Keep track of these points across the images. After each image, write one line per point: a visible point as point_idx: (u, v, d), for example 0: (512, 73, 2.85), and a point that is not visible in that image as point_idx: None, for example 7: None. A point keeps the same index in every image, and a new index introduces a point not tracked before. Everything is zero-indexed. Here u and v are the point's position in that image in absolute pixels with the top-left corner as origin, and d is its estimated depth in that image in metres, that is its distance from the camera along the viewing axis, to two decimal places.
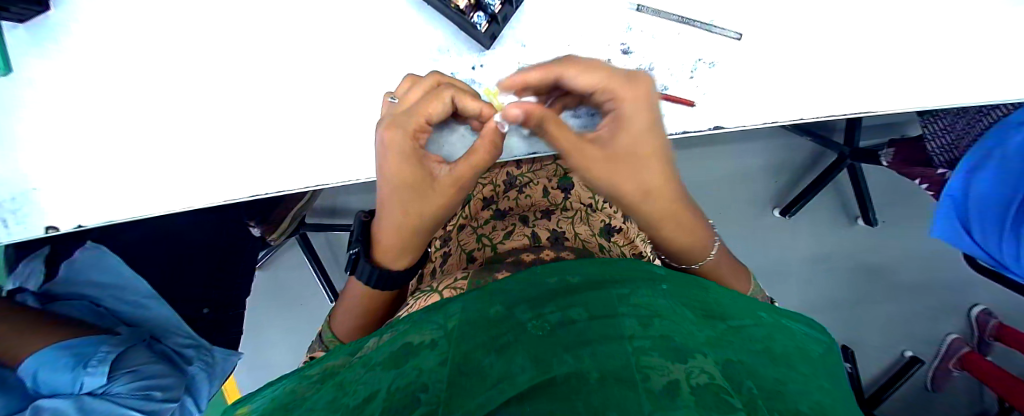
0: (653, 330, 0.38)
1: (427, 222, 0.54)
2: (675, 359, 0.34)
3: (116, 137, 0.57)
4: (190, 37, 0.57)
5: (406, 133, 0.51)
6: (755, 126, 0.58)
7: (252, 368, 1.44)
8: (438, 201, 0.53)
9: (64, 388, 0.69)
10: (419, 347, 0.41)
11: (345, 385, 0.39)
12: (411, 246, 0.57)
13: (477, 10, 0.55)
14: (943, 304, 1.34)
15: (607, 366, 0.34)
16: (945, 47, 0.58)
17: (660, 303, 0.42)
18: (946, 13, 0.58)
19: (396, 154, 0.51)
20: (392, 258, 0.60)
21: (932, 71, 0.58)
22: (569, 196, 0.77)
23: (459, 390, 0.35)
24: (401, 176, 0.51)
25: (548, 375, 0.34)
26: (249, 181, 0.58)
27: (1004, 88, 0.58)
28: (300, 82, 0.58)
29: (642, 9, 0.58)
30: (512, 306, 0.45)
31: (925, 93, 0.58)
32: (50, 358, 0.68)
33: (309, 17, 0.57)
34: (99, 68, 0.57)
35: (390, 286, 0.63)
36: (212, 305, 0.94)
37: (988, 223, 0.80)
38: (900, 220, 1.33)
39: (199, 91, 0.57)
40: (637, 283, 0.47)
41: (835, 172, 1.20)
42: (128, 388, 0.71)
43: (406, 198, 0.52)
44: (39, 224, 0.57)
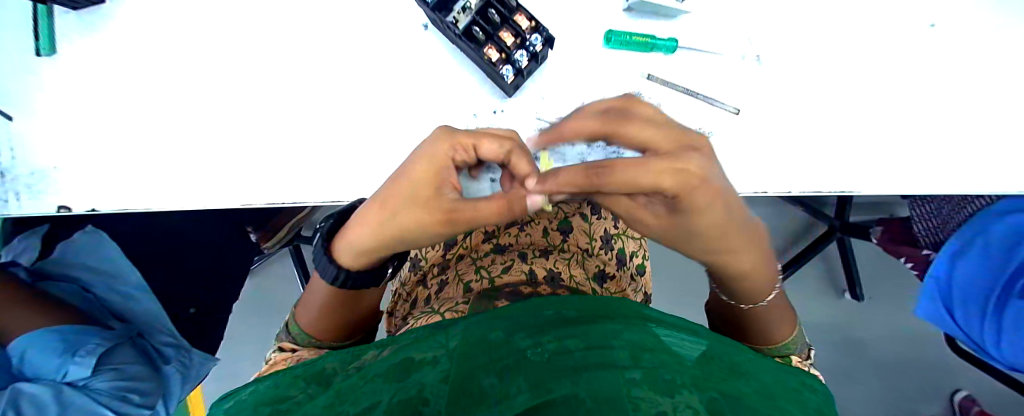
0: (643, 364, 0.39)
1: (393, 229, 0.48)
2: (663, 393, 0.34)
3: (142, 126, 0.59)
4: (234, 44, 0.60)
5: (446, 153, 0.48)
6: (771, 194, 0.57)
7: (219, 378, 1.38)
8: (417, 216, 0.47)
9: (47, 373, 0.68)
10: (421, 363, 0.43)
11: (344, 391, 0.40)
12: (366, 249, 0.51)
13: (506, 63, 0.55)
14: (928, 387, 1.34)
15: (600, 391, 0.35)
16: (953, 130, 0.59)
17: (648, 341, 0.44)
18: (956, 95, 0.59)
19: (429, 159, 0.47)
20: (353, 257, 0.53)
21: (939, 152, 0.59)
22: (567, 240, 0.78)
23: (457, 406, 0.36)
24: (415, 174, 0.47)
25: (546, 396, 0.35)
26: (266, 184, 0.60)
27: (1004, 177, 0.60)
28: (332, 99, 0.60)
29: (652, 79, 0.58)
30: (512, 333, 0.47)
31: (932, 173, 0.59)
32: (41, 340, 0.68)
33: (349, 41, 0.61)
34: (140, 59, 0.59)
35: (355, 285, 0.56)
36: (200, 305, 0.93)
37: (971, 308, 0.82)
38: (886, 298, 1.36)
39: (231, 93, 0.60)
40: (628, 321, 0.49)
41: (824, 244, 1.22)
42: (108, 386, 0.70)
43: (401, 194, 0.47)
44: (50, 202, 0.57)
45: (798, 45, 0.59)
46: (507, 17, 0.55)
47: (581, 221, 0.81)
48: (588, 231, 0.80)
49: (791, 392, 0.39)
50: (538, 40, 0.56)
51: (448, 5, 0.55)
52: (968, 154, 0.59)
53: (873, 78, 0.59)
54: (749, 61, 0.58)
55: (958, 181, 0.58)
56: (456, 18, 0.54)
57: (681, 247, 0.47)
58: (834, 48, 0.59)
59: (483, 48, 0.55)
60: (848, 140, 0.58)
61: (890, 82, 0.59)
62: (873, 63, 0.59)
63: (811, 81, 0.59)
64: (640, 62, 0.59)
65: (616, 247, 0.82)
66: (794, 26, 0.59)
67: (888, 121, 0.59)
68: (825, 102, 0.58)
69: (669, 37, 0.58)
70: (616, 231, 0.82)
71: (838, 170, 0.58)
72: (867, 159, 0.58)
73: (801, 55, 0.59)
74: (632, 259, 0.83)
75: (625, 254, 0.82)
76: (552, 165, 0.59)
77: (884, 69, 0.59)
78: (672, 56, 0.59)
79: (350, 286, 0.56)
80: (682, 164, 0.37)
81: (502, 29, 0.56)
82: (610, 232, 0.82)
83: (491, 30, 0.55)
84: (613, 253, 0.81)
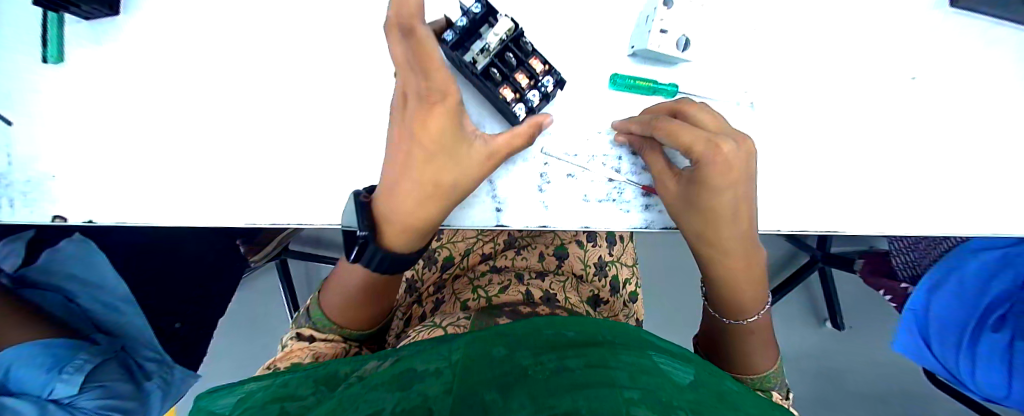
0: (640, 383, 0.40)
1: (456, 188, 0.51)
2: (660, 409, 0.36)
3: (146, 138, 0.58)
4: (243, 60, 0.60)
5: (450, 109, 0.44)
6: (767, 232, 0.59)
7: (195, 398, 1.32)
8: (470, 165, 0.50)
9: (32, 389, 0.66)
10: (422, 375, 0.44)
11: (346, 400, 0.41)
12: (423, 224, 0.52)
13: (518, 100, 0.56)
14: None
15: (600, 406, 0.36)
16: (933, 172, 0.62)
17: (647, 363, 0.45)
18: (936, 139, 0.63)
19: (442, 124, 0.45)
20: (397, 232, 0.52)
21: (922, 192, 0.62)
22: (562, 265, 0.80)
23: (460, 413, 0.37)
24: (436, 141, 0.47)
25: (550, 410, 0.35)
26: (268, 202, 0.59)
27: (983, 217, 0.62)
28: (340, 118, 0.60)
29: None
30: (514, 350, 0.48)
31: (915, 212, 0.62)
32: (24, 357, 0.66)
33: (359, 63, 0.61)
34: (148, 71, 0.59)
35: (399, 268, 0.56)
36: (185, 320, 0.92)
37: (947, 340, 0.85)
38: (864, 327, 1.40)
39: (237, 109, 0.59)
40: (627, 344, 0.50)
41: (806, 273, 1.27)
42: (93, 405, 0.69)
43: (440, 161, 0.48)
44: (46, 211, 0.57)
45: (791, 89, 0.62)
46: (521, 59, 0.55)
47: (578, 248, 0.82)
48: (583, 257, 0.82)
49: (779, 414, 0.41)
50: (550, 81, 0.56)
51: (465, 46, 0.55)
52: (944, 199, 0.62)
53: (860, 123, 0.62)
54: (742, 107, 0.61)
55: (935, 227, 0.62)
56: (474, 60, 0.54)
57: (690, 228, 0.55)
58: (824, 94, 0.62)
59: (497, 87, 0.55)
60: (836, 181, 0.61)
61: (876, 127, 0.62)
62: (860, 109, 0.62)
63: (803, 123, 0.62)
64: (640, 106, 0.61)
65: (610, 273, 0.83)
66: (788, 72, 0.62)
67: (874, 164, 0.62)
68: (816, 143, 0.61)
69: (669, 81, 0.62)
70: (610, 258, 0.84)
71: (826, 208, 0.61)
72: (853, 200, 0.61)
73: (794, 99, 0.62)
74: (626, 286, 0.84)
75: (619, 281, 0.83)
76: (558, 196, 0.59)
77: (870, 115, 0.62)
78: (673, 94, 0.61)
79: (393, 269, 0.56)
80: (715, 139, 0.47)
81: (515, 70, 0.55)
82: (605, 259, 0.84)
83: (505, 71, 0.55)
84: (607, 280, 0.83)
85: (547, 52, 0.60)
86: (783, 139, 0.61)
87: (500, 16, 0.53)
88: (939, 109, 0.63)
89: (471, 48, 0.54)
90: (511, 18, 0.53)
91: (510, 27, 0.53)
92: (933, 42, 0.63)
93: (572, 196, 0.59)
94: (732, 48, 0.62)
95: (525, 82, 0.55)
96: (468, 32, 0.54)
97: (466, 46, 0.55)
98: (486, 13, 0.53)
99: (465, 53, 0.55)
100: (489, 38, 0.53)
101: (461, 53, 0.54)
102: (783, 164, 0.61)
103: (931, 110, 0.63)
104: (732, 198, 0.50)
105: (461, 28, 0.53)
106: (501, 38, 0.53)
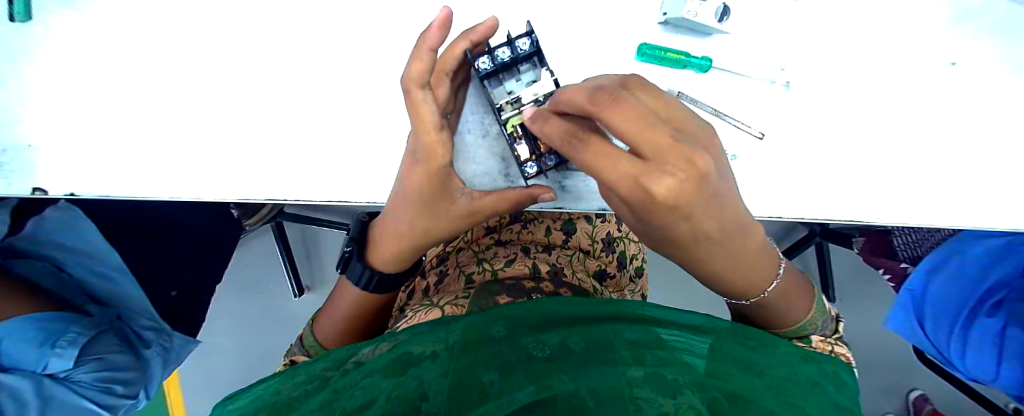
0: (645, 366, 0.40)
1: (432, 237, 0.55)
2: (665, 395, 0.36)
3: (129, 107, 0.54)
4: (231, 21, 0.55)
5: (426, 171, 0.48)
6: (786, 219, 0.59)
7: (198, 359, 1.33)
8: (447, 221, 0.53)
9: (25, 364, 0.66)
10: (419, 358, 0.43)
11: (342, 388, 0.39)
12: (407, 255, 0.58)
13: (531, 162, 0.52)
14: (889, 384, 1.38)
15: (604, 394, 0.36)
16: (964, 162, 0.59)
17: (649, 341, 0.45)
18: (971, 126, 0.59)
19: (418, 184, 0.49)
20: (378, 255, 0.60)
21: (947, 182, 0.59)
22: (568, 240, 0.78)
23: (459, 402, 0.37)
24: (418, 196, 0.50)
25: (550, 391, 0.37)
26: (262, 179, 0.56)
27: (1013, 211, 0.60)
28: (338, 87, 0.56)
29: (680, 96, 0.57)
30: (515, 328, 0.48)
31: (937, 203, 0.59)
32: (15, 332, 0.65)
33: (358, 27, 0.56)
34: (127, 33, 0.54)
35: (385, 290, 0.63)
36: (181, 289, 0.91)
37: (941, 322, 0.87)
38: (858, 299, 1.39)
39: (226, 78, 0.55)
40: (628, 321, 0.50)
41: (804, 247, 1.27)
42: (91, 378, 0.70)
43: (420, 214, 0.52)
44: (26, 184, 0.53)
45: (815, 68, 0.59)
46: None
47: (585, 224, 0.80)
48: (590, 233, 0.80)
49: (782, 391, 0.42)
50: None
51: (498, 77, 0.50)
52: (979, 189, 0.60)
53: (887, 105, 0.59)
54: (777, 86, 0.59)
55: (959, 216, 0.59)
56: (501, 105, 0.50)
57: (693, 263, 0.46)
58: (851, 73, 0.59)
59: (514, 142, 0.51)
60: (855, 167, 0.59)
61: (904, 110, 0.59)
62: (893, 93, 0.59)
63: (825, 105, 0.59)
64: (669, 79, 0.57)
65: (618, 249, 0.82)
66: (814, 49, 0.59)
67: (898, 149, 0.59)
68: (837, 127, 0.59)
69: (703, 54, 0.58)
70: (618, 234, 0.82)
71: (842, 196, 0.59)
72: (872, 187, 0.59)
73: (818, 79, 0.59)
74: (632, 262, 0.83)
75: (626, 257, 0.82)
76: (574, 178, 0.57)
77: (899, 97, 0.59)
78: (694, 69, 0.57)
79: (377, 291, 0.63)
80: (643, 179, 0.33)
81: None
82: (613, 235, 0.82)
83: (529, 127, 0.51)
84: (615, 255, 0.81)
85: (563, 25, 0.56)
86: (802, 122, 0.59)
87: (545, 71, 0.49)
88: (978, 92, 0.59)
89: (503, 84, 0.51)
90: (555, 80, 0.49)
91: (552, 91, 0.49)
92: (978, 20, 0.59)
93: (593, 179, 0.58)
94: (756, 23, 0.58)
95: (546, 146, 0.51)
96: (507, 67, 0.49)
97: (499, 79, 0.51)
98: (534, 53, 0.49)
99: (495, 86, 0.51)
100: (526, 94, 0.49)
101: (492, 83, 0.51)
102: (799, 150, 0.59)
103: (969, 92, 0.59)
104: (683, 229, 0.38)
105: (502, 60, 0.48)
106: (539, 97, 0.49)
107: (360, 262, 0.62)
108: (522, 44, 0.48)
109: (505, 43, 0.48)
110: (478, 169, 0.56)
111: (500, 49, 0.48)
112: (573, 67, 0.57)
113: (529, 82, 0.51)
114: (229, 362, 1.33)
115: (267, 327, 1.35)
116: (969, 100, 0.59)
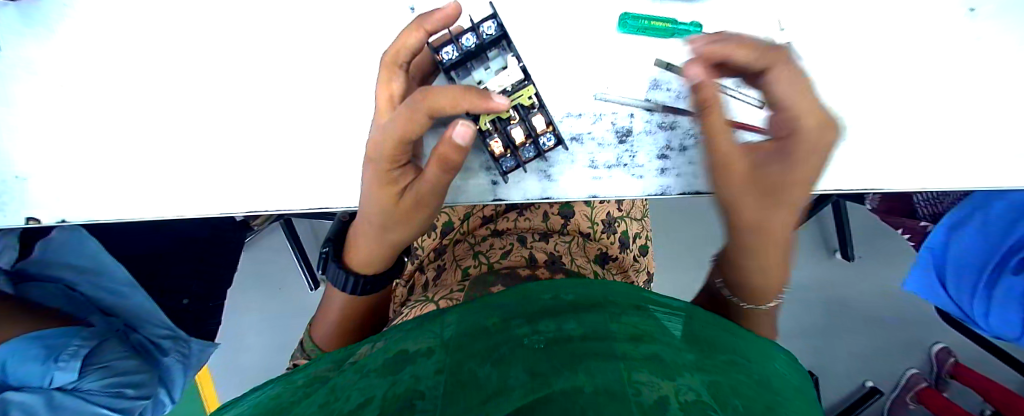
0: (644, 349, 0.38)
1: (393, 238, 0.54)
2: (664, 377, 0.33)
3: (107, 129, 0.54)
4: (194, 32, 0.53)
5: (380, 170, 0.48)
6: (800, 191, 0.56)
7: (223, 356, 1.37)
8: (404, 220, 0.52)
9: (32, 380, 0.70)
10: (412, 357, 0.41)
11: (338, 389, 0.38)
12: (380, 256, 0.57)
13: (508, 157, 0.52)
14: (909, 338, 1.31)
15: (602, 379, 0.33)
16: (989, 114, 0.55)
17: (649, 325, 0.43)
18: (999, 74, 0.54)
19: (375, 182, 0.49)
20: (354, 254, 0.59)
21: (969, 138, 0.55)
22: (567, 224, 0.77)
23: (455, 400, 0.33)
24: (373, 194, 0.50)
25: (544, 388, 0.33)
26: (246, 192, 0.56)
27: None
28: (313, 90, 0.54)
29: (671, 68, 0.54)
30: (509, 320, 0.46)
31: (954, 162, 0.55)
32: (19, 350, 0.69)
33: (322, 25, 0.53)
34: (95, 54, 0.53)
35: (365, 292, 0.61)
36: (193, 296, 0.94)
37: (965, 278, 0.84)
38: (877, 259, 1.32)
39: (198, 90, 0.54)
40: (628, 306, 0.48)
41: (820, 207, 1.19)
42: (99, 385, 0.74)
43: (377, 216, 0.51)
44: (20, 213, 0.54)
45: (814, 26, 0.54)
46: (524, 113, 0.49)
47: (584, 206, 0.78)
48: (590, 215, 0.78)
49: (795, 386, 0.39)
50: (550, 141, 0.51)
51: (466, 67, 0.48)
52: (1006, 142, 0.55)
53: (895, 60, 0.55)
54: None
55: (982, 170, 0.55)
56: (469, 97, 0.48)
57: (735, 208, 0.46)
58: (854, 28, 0.54)
59: (488, 138, 0.49)
60: (860, 129, 0.55)
61: (918, 64, 0.55)
62: (903, 45, 0.54)
63: (827, 64, 0.55)
64: (658, 50, 0.54)
65: (619, 229, 0.80)
66: (811, 6, 0.54)
67: (908, 106, 0.55)
68: (841, 87, 0.55)
69: (692, 21, 0.54)
70: (619, 214, 0.80)
71: (850, 160, 0.55)
72: (880, 150, 0.55)
73: (817, 38, 0.54)
74: (635, 240, 0.81)
75: (628, 236, 0.80)
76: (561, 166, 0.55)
77: (908, 49, 0.54)
78: (681, 38, 0.54)
79: (363, 294, 0.62)
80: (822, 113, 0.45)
81: (513, 121, 0.49)
82: (614, 215, 0.80)
83: (501, 121, 0.49)
84: (616, 236, 0.79)
85: (540, 6, 0.53)
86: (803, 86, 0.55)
87: (511, 57, 0.47)
88: (1015, 32, 0.54)
89: (471, 74, 0.48)
90: (522, 67, 0.47)
91: (519, 79, 0.47)
92: None
93: (579, 167, 0.55)
94: None
95: (521, 140, 0.50)
96: (473, 55, 0.48)
97: (467, 69, 0.48)
98: (501, 37, 0.47)
99: (464, 76, 0.49)
100: (492, 85, 0.47)
101: (460, 74, 0.48)
102: None
103: (989, 36, 0.54)
104: (815, 163, 0.46)
105: (467, 48, 0.47)
106: (506, 88, 0.48)
107: (338, 264, 0.61)
108: (487, 28, 0.46)
109: (469, 29, 0.46)
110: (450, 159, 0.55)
111: (464, 37, 0.46)
112: (552, 48, 0.54)
113: (497, 70, 0.48)
114: (251, 359, 1.38)
115: (284, 323, 1.38)
116: (991, 45, 0.54)
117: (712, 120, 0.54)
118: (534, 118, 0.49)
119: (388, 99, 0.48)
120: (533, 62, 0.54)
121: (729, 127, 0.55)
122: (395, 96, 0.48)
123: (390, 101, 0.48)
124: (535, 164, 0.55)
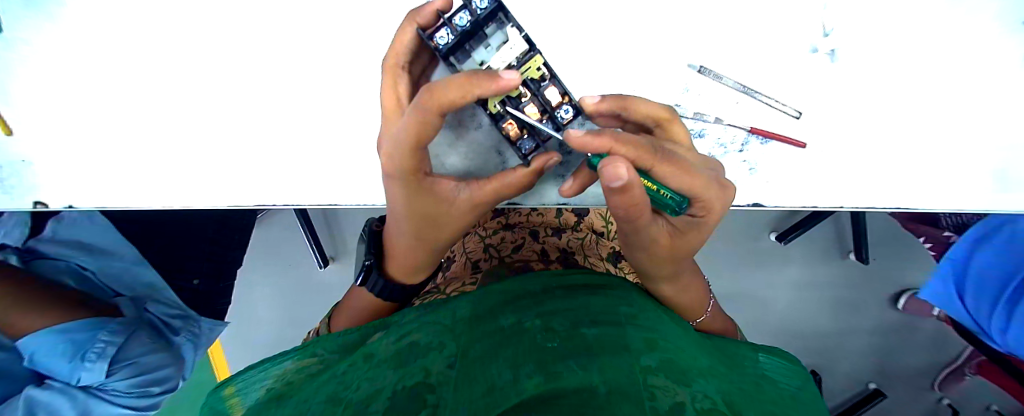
0: (659, 353, 0.37)
1: (439, 245, 0.54)
2: (679, 383, 0.32)
3: (115, 114, 0.52)
4: (204, 17, 0.50)
5: (407, 184, 0.46)
6: (831, 206, 0.55)
7: (233, 330, 1.39)
8: (453, 222, 0.51)
9: (61, 373, 0.73)
10: (424, 348, 0.41)
11: (348, 379, 0.38)
12: (422, 262, 0.57)
13: (526, 138, 0.49)
14: (919, 343, 1.28)
15: (614, 380, 0.32)
16: None
17: (665, 331, 0.42)
18: None
19: (404, 195, 0.47)
20: (395, 266, 0.59)
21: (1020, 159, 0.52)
22: (581, 221, 0.75)
23: (467, 395, 0.33)
24: (412, 212, 0.49)
25: (558, 385, 0.32)
26: (257, 186, 0.55)
27: None
28: (326, 82, 0.52)
29: (704, 71, 0.52)
30: (521, 314, 0.45)
31: (1000, 184, 0.52)
32: (49, 340, 0.72)
33: (339, 11, 0.50)
34: (99, 37, 0.51)
35: (396, 298, 0.62)
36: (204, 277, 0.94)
37: (983, 294, 0.83)
38: (889, 262, 1.29)
39: (205, 78, 0.52)
40: (644, 309, 0.47)
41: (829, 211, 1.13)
42: (125, 385, 0.77)
43: (418, 227, 0.51)
44: (28, 197, 0.54)
45: (864, 33, 0.51)
46: (534, 86, 0.47)
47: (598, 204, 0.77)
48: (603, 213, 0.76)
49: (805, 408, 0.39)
50: (567, 113, 0.48)
51: (465, 49, 0.47)
52: None
53: (949, 71, 0.51)
54: (820, 56, 0.51)
55: None
56: None
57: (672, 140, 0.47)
58: (906, 37, 0.51)
59: (501, 120, 0.48)
60: (900, 144, 0.53)
61: (974, 77, 0.51)
62: (959, 55, 0.51)
63: (869, 74, 0.51)
64: (691, 56, 0.52)
65: None
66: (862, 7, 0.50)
67: (969, 124, 0.52)
68: (883, 99, 0.52)
69: (731, 25, 0.51)
70: None
71: (879, 176, 0.54)
72: (917, 166, 0.53)
73: (865, 46, 0.51)
74: None
75: None
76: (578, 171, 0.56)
77: (969, 60, 0.51)
78: (717, 41, 0.51)
79: (393, 299, 0.62)
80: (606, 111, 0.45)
81: (525, 98, 0.47)
82: None
83: (511, 100, 0.47)
84: None
85: (568, 7, 0.51)
86: (844, 97, 0.52)
87: (511, 28, 0.44)
88: None
89: (472, 55, 0.47)
90: (526, 37, 0.45)
91: (524, 50, 0.45)
92: None
93: None
94: None
95: (536, 116, 0.48)
96: (469, 33, 0.45)
97: (466, 51, 0.47)
98: (497, 8, 0.44)
99: (464, 60, 0.47)
100: (496, 61, 0.45)
101: (460, 58, 0.47)
102: (838, 131, 0.53)
103: None
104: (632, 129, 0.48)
105: (461, 28, 0.44)
106: (510, 62, 0.45)
107: (378, 272, 0.61)
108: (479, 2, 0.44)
109: (461, 6, 0.44)
110: (461, 154, 0.54)
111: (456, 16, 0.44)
112: (579, 48, 0.52)
113: (498, 46, 0.46)
114: (262, 334, 1.39)
115: (292, 300, 1.39)
116: None
117: (744, 129, 0.52)
118: (547, 90, 0.47)
119: (394, 103, 0.46)
120: (558, 63, 0.52)
121: (763, 136, 0.53)
122: (402, 100, 0.46)
123: (397, 104, 0.46)
124: (553, 144, 0.54)
